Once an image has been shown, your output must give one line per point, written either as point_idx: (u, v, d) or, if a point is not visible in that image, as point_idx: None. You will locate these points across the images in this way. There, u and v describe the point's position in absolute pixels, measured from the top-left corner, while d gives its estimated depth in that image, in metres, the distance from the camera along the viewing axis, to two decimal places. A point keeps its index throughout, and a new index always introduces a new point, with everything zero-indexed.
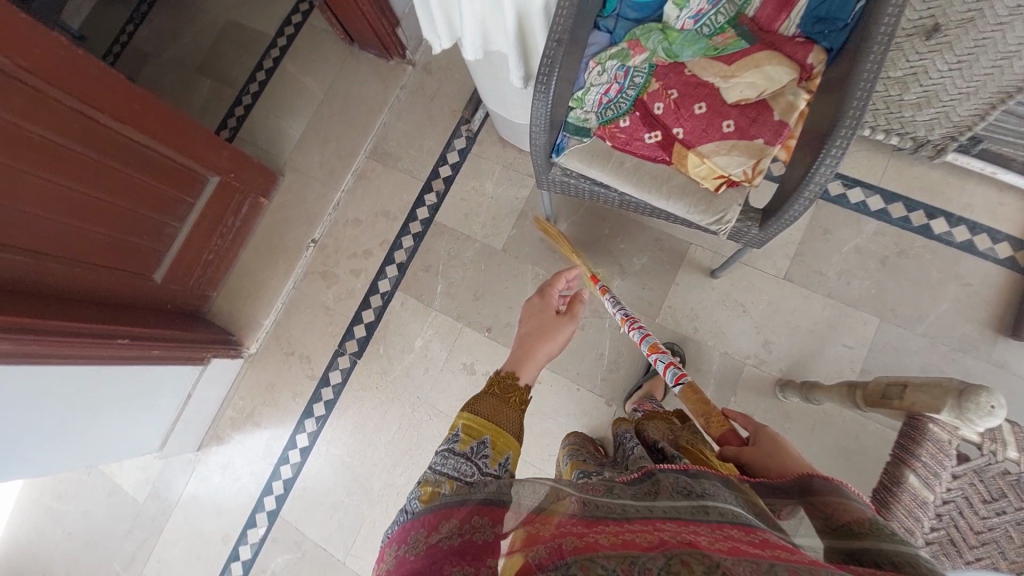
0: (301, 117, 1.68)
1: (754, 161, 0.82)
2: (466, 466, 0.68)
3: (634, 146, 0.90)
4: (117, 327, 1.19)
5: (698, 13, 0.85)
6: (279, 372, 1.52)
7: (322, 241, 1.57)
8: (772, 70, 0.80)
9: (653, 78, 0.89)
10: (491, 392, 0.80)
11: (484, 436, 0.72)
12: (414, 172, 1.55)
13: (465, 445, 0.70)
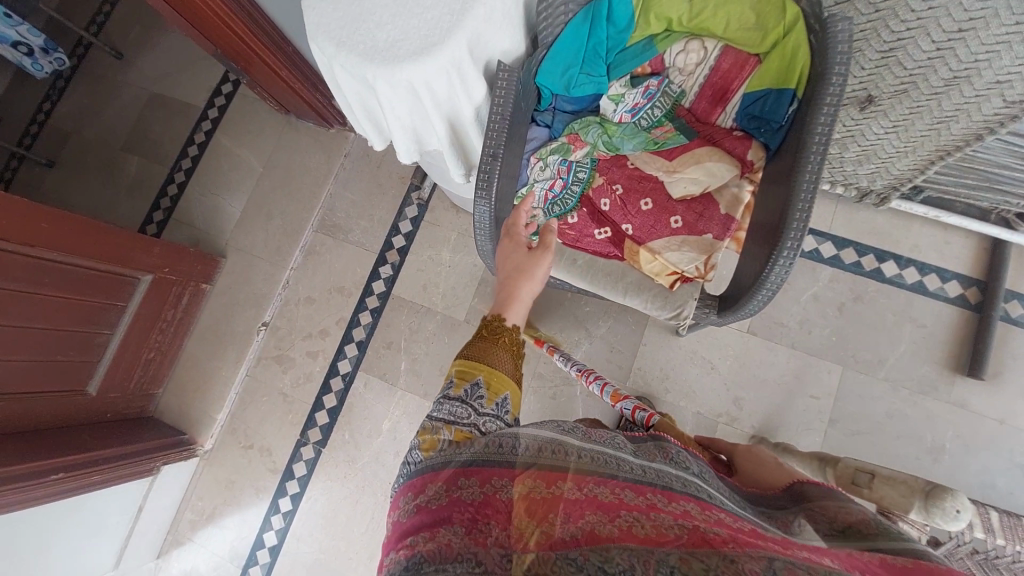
0: (241, 192, 1.59)
1: (705, 257, 0.81)
2: (462, 409, 0.68)
3: (585, 242, 0.88)
4: (49, 460, 1.09)
5: (634, 108, 0.83)
6: (238, 468, 1.41)
7: (274, 323, 1.48)
8: (713, 166, 0.80)
9: (597, 172, 0.88)
10: (480, 336, 0.77)
11: (478, 377, 0.71)
12: (366, 243, 1.49)
13: (460, 388, 0.71)
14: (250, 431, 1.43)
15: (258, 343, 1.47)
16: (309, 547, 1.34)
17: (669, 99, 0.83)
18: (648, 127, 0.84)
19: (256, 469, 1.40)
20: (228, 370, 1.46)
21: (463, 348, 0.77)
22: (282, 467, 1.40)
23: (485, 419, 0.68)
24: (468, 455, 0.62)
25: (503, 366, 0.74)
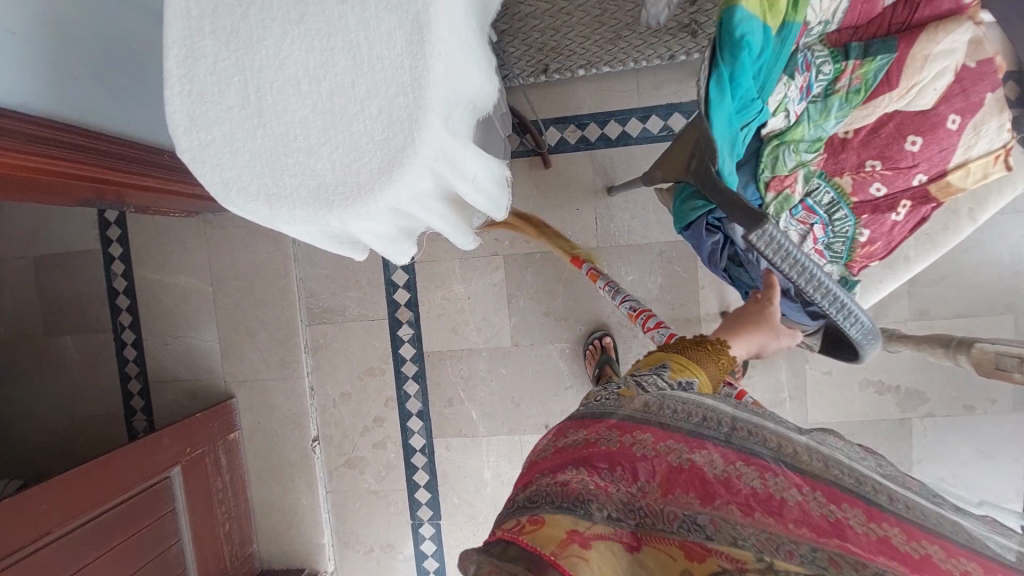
0: (208, 322, 1.39)
1: (1000, 113, 0.72)
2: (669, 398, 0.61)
3: (897, 230, 0.79)
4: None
5: (805, 88, 0.68)
6: (370, 571, 1.37)
7: (324, 434, 1.37)
8: (944, 43, 0.68)
9: (833, 177, 0.75)
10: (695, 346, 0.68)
11: (690, 376, 0.64)
12: (371, 314, 1.33)
13: (676, 377, 0.63)
14: (361, 539, 1.37)
15: (321, 458, 1.37)
16: None
17: (817, 46, 0.69)
18: (831, 91, 0.69)
19: (389, 564, 1.37)
20: (307, 495, 1.37)
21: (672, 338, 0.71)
22: (410, 551, 1.36)
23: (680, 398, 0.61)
24: (657, 402, 0.57)
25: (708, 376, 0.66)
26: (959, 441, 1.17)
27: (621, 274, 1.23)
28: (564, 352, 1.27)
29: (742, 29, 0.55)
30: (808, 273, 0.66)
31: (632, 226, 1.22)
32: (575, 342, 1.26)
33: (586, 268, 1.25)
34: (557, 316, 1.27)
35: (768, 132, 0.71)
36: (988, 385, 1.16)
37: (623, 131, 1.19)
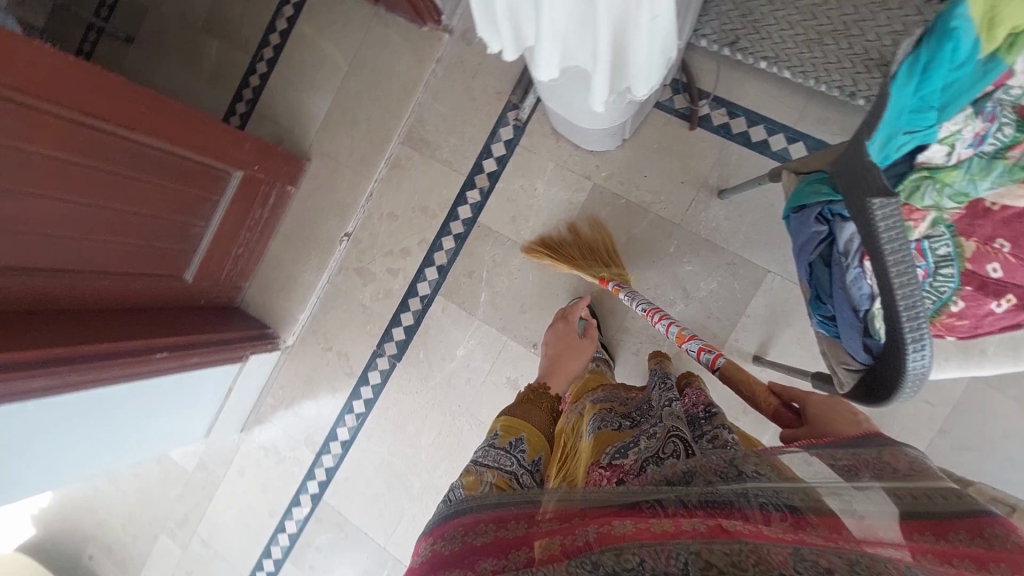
0: (326, 94, 1.48)
1: None
2: (507, 459, 0.83)
3: (985, 324, 0.71)
4: (144, 343, 1.11)
5: (975, 138, 0.65)
6: (317, 366, 1.46)
7: (355, 235, 1.45)
8: None
9: (962, 238, 0.70)
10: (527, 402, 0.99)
11: (520, 433, 0.89)
12: (455, 164, 1.40)
13: (506, 442, 0.87)
14: (328, 336, 1.46)
15: (340, 252, 1.45)
16: (382, 448, 1.41)
17: (1009, 108, 0.65)
18: (1000, 154, 0.66)
19: (336, 370, 1.45)
20: (310, 273, 1.46)
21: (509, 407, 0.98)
22: (358, 371, 1.44)
23: (521, 472, 0.82)
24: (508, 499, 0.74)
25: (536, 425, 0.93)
26: None
27: (682, 260, 1.25)
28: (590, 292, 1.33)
29: (961, 23, 0.55)
30: (902, 256, 0.61)
31: (718, 225, 1.23)
32: (605, 290, 1.32)
33: (654, 236, 1.27)
34: None
35: (923, 159, 0.67)
36: None
37: (765, 140, 1.21)
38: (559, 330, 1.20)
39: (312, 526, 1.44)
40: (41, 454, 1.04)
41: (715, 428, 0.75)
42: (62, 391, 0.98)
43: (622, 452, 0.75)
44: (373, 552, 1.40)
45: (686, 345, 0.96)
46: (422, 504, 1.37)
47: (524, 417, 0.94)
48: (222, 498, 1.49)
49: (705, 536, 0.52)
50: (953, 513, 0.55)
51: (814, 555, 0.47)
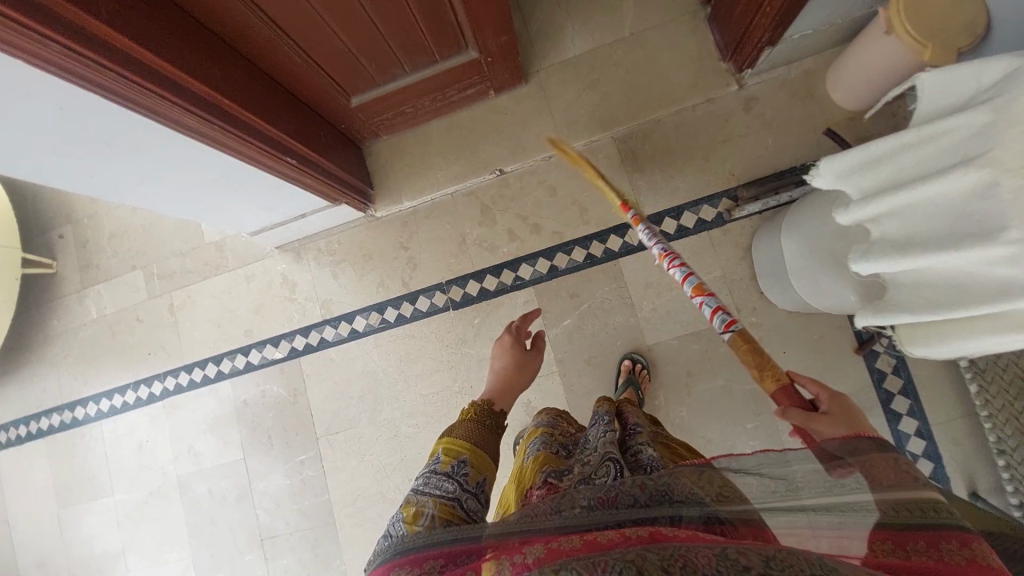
0: (586, 35, 1.29)
1: None
2: (448, 484, 0.68)
3: None
4: (293, 141, 1.00)
5: None
6: (382, 252, 1.37)
7: (507, 179, 1.33)
8: None
9: None
10: (465, 418, 0.79)
11: (462, 455, 0.72)
12: (642, 198, 1.28)
13: (448, 465, 0.71)
14: (413, 237, 1.36)
15: (483, 181, 1.34)
16: (380, 363, 1.36)
17: None
18: None
19: (394, 270, 1.37)
20: (442, 174, 1.34)
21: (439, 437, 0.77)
22: (411, 286, 1.36)
23: (465, 496, 0.68)
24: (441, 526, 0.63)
25: (480, 441, 0.75)
26: None
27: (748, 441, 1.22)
28: (650, 397, 1.26)
29: None
30: None
31: None
32: (666, 406, 1.25)
33: (745, 401, 1.23)
34: (689, 384, 1.25)
35: None
36: None
37: (901, 412, 1.17)
38: (504, 343, 1.03)
39: (272, 372, 1.40)
40: (107, 176, 0.88)
41: (643, 449, 0.71)
42: (190, 138, 0.83)
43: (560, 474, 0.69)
44: (305, 433, 1.38)
45: (701, 297, 0.67)
46: (376, 433, 1.34)
47: (468, 433, 0.76)
48: (215, 287, 1.43)
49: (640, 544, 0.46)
50: (935, 529, 0.45)
51: (738, 552, 0.42)
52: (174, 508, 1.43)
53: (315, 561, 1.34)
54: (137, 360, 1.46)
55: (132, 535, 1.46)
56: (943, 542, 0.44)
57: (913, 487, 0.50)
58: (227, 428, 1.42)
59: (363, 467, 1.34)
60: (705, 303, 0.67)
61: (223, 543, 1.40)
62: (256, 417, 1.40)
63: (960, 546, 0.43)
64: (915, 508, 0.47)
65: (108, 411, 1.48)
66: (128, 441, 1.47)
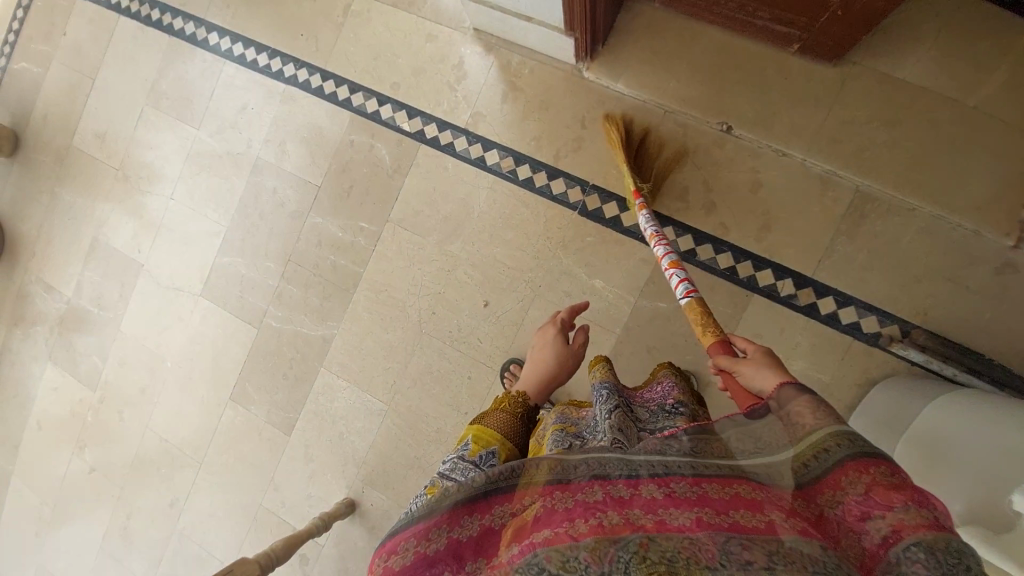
0: (929, 74, 1.10)
1: None
2: (473, 472, 0.71)
3: None
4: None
5: None
6: (560, 113, 1.25)
7: (727, 141, 1.17)
8: None
9: None
10: (500, 408, 0.84)
11: (492, 445, 0.76)
12: (826, 260, 1.15)
13: (475, 453, 0.75)
14: (598, 120, 1.22)
15: (704, 124, 1.18)
16: (481, 206, 1.30)
17: None
18: None
19: (557, 137, 1.25)
20: (675, 88, 1.18)
21: (474, 417, 0.82)
22: (559, 163, 1.25)
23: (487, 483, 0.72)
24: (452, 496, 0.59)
25: (513, 434, 0.79)
26: None
27: None
28: None
29: None
30: None
31: None
32: None
33: None
34: None
35: None
36: None
37: None
38: (547, 336, 1.01)
39: (390, 136, 1.35)
40: None
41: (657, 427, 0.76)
42: None
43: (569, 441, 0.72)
44: (376, 210, 1.36)
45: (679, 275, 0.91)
46: (431, 259, 1.32)
47: (501, 423, 0.80)
48: (400, 25, 1.35)
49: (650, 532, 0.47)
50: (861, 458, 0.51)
51: (740, 548, 0.44)
52: (236, 179, 1.47)
53: (313, 310, 1.40)
54: (290, 35, 1.42)
55: (192, 173, 1.51)
56: (869, 470, 0.50)
57: (828, 424, 0.54)
58: (321, 152, 1.40)
59: (404, 275, 1.34)
60: (678, 277, 0.93)
61: (256, 238, 1.44)
62: (350, 164, 1.38)
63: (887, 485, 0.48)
64: (837, 444, 0.53)
65: (240, 57, 1.46)
66: (237, 96, 1.47)
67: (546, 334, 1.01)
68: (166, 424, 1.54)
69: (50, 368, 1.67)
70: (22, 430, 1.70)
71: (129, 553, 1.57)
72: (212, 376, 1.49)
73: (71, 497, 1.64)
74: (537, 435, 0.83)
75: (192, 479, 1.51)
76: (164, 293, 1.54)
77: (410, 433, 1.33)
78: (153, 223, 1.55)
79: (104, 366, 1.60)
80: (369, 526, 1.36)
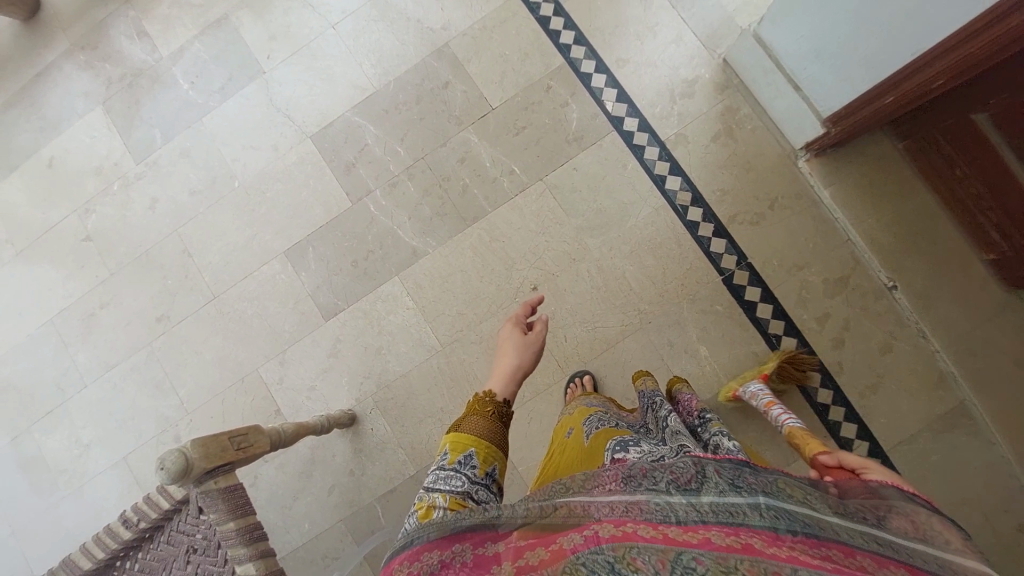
0: None
1: None
2: (456, 483, 0.62)
3: None
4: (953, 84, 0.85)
5: None
6: (756, 182, 1.23)
7: (884, 296, 1.20)
8: None
9: None
10: (472, 409, 0.70)
11: (470, 447, 0.65)
12: (904, 444, 1.18)
13: (454, 460, 0.64)
14: (787, 210, 1.22)
15: (875, 270, 1.20)
16: (637, 218, 1.25)
17: None
18: None
19: (741, 202, 1.23)
20: (870, 224, 1.20)
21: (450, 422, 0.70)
22: (729, 223, 1.23)
23: (467, 489, 0.62)
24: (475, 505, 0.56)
25: (492, 431, 0.68)
26: None
27: None
28: None
29: None
30: None
31: None
32: None
33: None
34: None
35: None
36: None
37: None
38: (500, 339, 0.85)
39: (588, 105, 1.28)
40: None
41: (711, 436, 0.72)
42: None
43: (625, 446, 0.68)
44: (536, 163, 1.28)
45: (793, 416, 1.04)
46: (563, 239, 1.25)
47: (478, 426, 0.68)
48: (656, 10, 1.29)
49: (719, 549, 0.41)
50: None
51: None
52: (412, 52, 1.34)
53: (419, 219, 1.30)
54: None
55: (368, 18, 1.37)
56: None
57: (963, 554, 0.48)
58: (512, 76, 1.31)
59: (528, 237, 1.26)
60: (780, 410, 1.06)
61: (401, 118, 1.33)
62: (535, 105, 1.29)
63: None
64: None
65: None
66: None
67: (511, 334, 0.84)
68: (198, 239, 1.38)
69: (97, 115, 1.45)
70: (28, 159, 1.47)
71: (80, 344, 1.39)
72: (277, 221, 1.35)
73: (42, 254, 1.43)
74: (569, 427, 0.81)
75: (194, 308, 1.36)
76: (271, 114, 1.39)
77: (448, 385, 1.25)
78: (299, 40, 1.40)
79: (162, 146, 1.42)
80: (357, 449, 1.26)
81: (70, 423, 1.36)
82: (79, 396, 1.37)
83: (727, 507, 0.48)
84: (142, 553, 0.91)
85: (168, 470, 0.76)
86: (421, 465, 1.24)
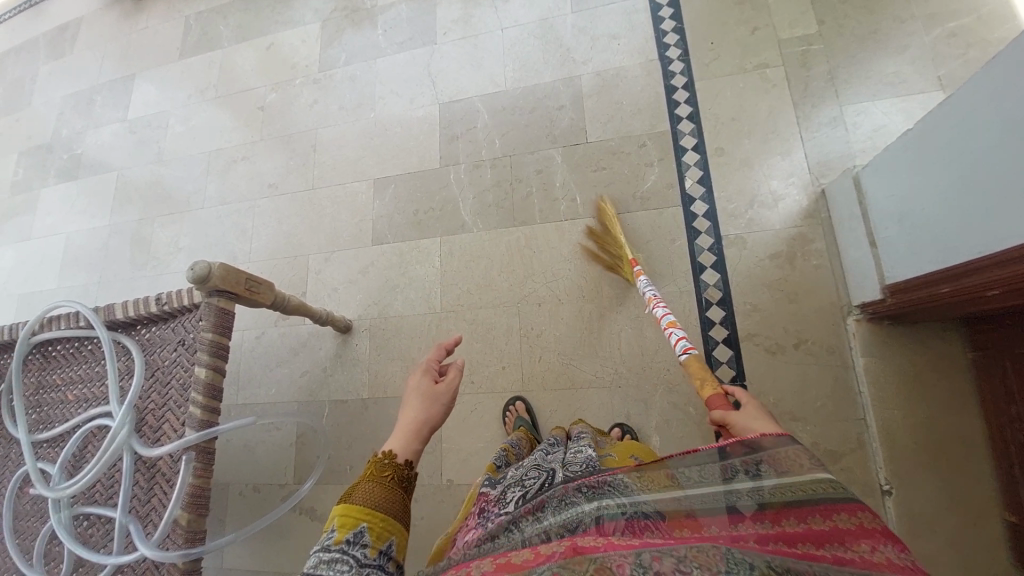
0: None
1: None
2: (339, 568, 0.57)
3: None
4: (1015, 301, 0.76)
5: None
6: (793, 315, 1.18)
7: (873, 496, 1.07)
8: None
9: None
10: (369, 481, 0.66)
11: (361, 523, 0.61)
12: None
13: (342, 540, 0.59)
14: (810, 357, 1.16)
15: (874, 465, 1.08)
16: (659, 291, 1.27)
17: None
18: None
19: (766, 326, 1.19)
20: (892, 415, 1.08)
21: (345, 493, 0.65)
22: (744, 339, 1.20)
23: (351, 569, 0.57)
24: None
25: (387, 499, 0.64)
26: (242, 468, 1.43)
27: None
28: None
29: None
30: None
31: None
32: None
33: None
34: None
35: None
36: (214, 520, 1.41)
37: None
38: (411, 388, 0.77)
39: (669, 175, 1.33)
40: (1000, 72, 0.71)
41: (582, 446, 0.78)
42: None
43: (492, 481, 0.72)
44: (596, 203, 1.36)
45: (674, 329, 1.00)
46: (585, 276, 1.32)
47: (374, 496, 0.64)
48: (778, 119, 1.30)
49: (567, 557, 0.46)
50: (811, 501, 0.50)
51: (652, 561, 0.43)
52: (549, 71, 1.52)
53: (480, 202, 1.46)
54: (704, 34, 1.42)
55: (531, 32, 1.58)
56: (857, 511, 0.47)
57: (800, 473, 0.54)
58: (618, 122, 1.41)
59: (557, 260, 1.35)
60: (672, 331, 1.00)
61: (511, 119, 1.51)
62: (623, 154, 1.38)
63: (861, 512, 0.47)
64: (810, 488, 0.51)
65: (655, 10, 1.48)
66: (619, 24, 1.50)
67: (420, 382, 0.77)
68: (325, 143, 1.70)
69: (313, 27, 1.86)
70: (257, 38, 1.93)
71: (215, 177, 1.79)
72: (382, 155, 1.61)
73: (230, 105, 1.87)
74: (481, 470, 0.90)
75: (294, 190, 1.67)
76: (422, 75, 1.66)
77: (428, 343, 1.38)
78: (472, 29, 1.65)
79: (340, 67, 1.77)
80: (337, 354, 1.45)
81: (180, 228, 1.76)
82: (195, 212, 1.76)
83: (588, 514, 0.54)
84: (153, 328, 1.16)
85: (195, 272, 0.98)
86: (374, 394, 1.39)
